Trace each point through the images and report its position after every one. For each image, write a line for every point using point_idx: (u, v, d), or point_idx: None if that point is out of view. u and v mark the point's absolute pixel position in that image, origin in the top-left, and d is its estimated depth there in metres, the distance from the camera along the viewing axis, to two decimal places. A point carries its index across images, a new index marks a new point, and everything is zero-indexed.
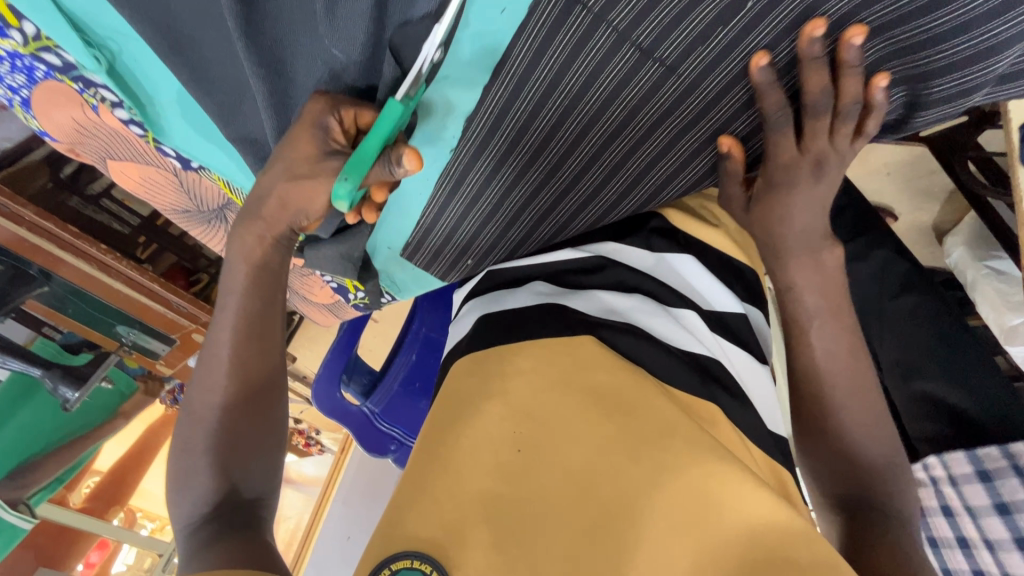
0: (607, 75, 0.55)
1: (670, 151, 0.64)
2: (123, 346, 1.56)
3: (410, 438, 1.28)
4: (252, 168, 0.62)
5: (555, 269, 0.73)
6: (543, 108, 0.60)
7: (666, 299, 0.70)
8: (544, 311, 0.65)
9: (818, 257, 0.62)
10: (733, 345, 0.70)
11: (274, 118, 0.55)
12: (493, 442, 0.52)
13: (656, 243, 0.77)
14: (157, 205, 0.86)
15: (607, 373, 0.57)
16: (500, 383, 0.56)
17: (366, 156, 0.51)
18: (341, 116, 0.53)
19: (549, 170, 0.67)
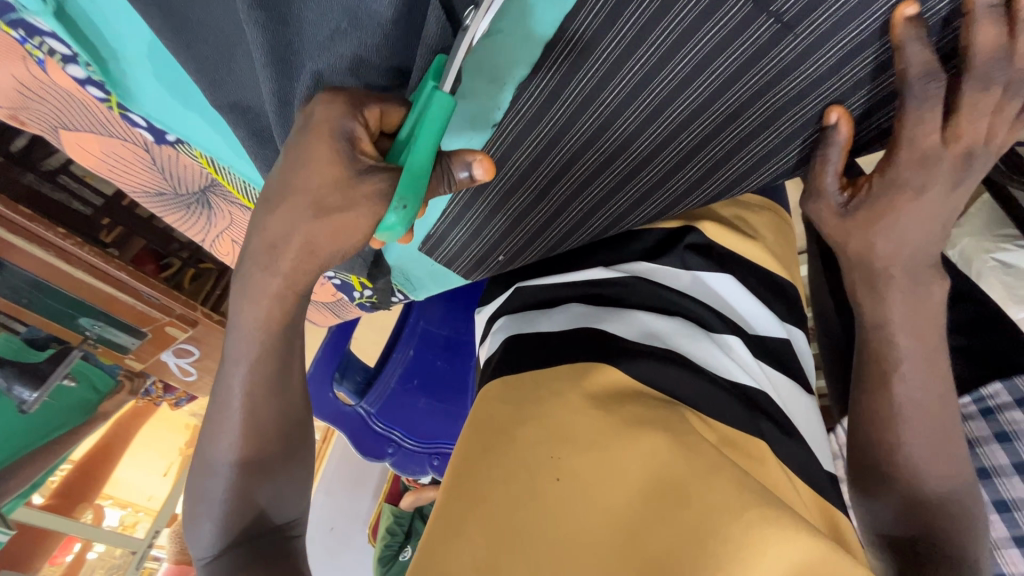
0: (694, 41, 0.46)
1: (755, 141, 0.53)
2: (88, 339, 1.40)
3: (409, 439, 1.19)
4: (245, 144, 0.50)
5: (580, 288, 0.63)
6: (609, 82, 0.50)
7: (705, 323, 0.59)
8: (575, 335, 0.55)
9: (924, 288, 0.52)
10: (776, 372, 0.60)
11: (276, 79, 0.44)
12: (532, 469, 0.42)
13: (689, 259, 0.66)
14: (124, 186, 0.73)
15: (647, 407, 0.47)
16: (537, 411, 0.47)
17: (421, 172, 0.43)
18: (365, 118, 0.43)
19: (605, 157, 0.57)
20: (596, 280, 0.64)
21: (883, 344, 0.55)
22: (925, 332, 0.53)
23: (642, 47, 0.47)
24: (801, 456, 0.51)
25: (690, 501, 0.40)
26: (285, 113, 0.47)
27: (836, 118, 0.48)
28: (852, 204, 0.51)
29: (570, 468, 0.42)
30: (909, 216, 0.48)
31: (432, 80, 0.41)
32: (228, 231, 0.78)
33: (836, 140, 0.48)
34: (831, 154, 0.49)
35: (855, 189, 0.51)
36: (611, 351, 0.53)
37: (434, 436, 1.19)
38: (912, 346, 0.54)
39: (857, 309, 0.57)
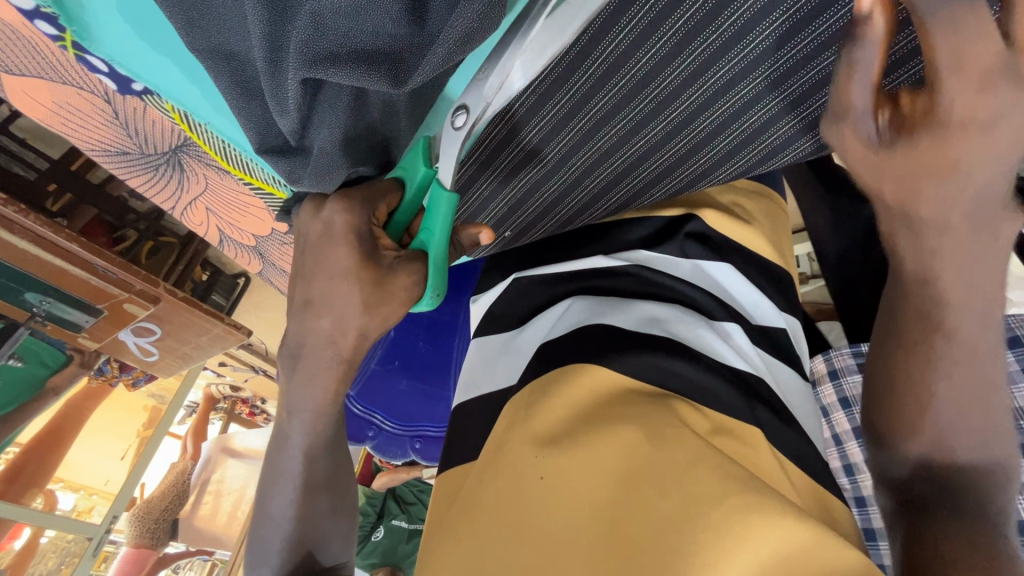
0: (733, 8, 0.44)
1: (787, 114, 0.52)
2: (36, 316, 1.30)
3: (389, 421, 1.13)
4: (226, 95, 0.43)
5: (574, 282, 0.57)
6: (640, 48, 0.48)
7: (701, 311, 0.51)
8: (566, 341, 0.48)
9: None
10: (773, 357, 0.52)
11: (269, 21, 0.38)
12: (514, 467, 0.39)
13: (690, 248, 0.57)
14: (82, 142, 0.65)
15: (636, 405, 0.40)
16: (525, 421, 0.41)
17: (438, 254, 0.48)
18: (375, 217, 0.48)
19: (627, 129, 0.56)
20: (589, 272, 0.57)
21: None
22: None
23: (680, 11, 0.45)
24: (807, 452, 0.45)
25: (669, 492, 0.34)
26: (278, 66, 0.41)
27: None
28: (899, 129, 0.30)
29: (555, 464, 0.37)
30: (979, 172, 0.30)
31: (424, 165, 0.47)
32: (203, 198, 0.70)
33: (869, 35, 0.28)
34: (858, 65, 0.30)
35: (898, 109, 0.30)
36: (601, 347, 0.46)
37: (414, 418, 1.12)
38: None
39: None
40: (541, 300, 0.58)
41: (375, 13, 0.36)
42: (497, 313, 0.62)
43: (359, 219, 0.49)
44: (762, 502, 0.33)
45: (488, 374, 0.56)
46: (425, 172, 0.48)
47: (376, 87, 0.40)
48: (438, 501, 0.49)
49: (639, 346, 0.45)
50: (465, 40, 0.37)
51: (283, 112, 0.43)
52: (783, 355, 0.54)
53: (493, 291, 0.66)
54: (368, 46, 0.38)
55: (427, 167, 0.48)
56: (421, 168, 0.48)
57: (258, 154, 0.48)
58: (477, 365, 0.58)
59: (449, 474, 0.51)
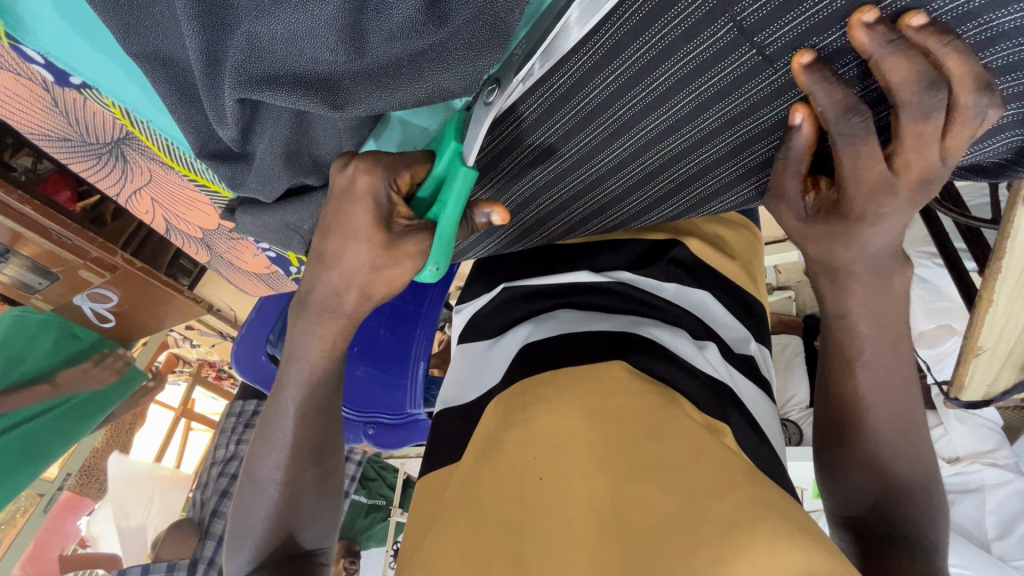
0: (659, 73, 0.40)
1: (714, 171, 0.49)
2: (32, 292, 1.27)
3: (349, 408, 1.12)
4: (166, 101, 0.43)
5: (573, 291, 0.58)
6: (567, 102, 0.44)
7: (687, 326, 0.55)
8: (551, 348, 0.49)
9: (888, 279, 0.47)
10: (745, 379, 0.55)
11: (203, 36, 0.37)
12: (514, 465, 0.38)
13: (671, 270, 0.59)
14: (22, 125, 0.63)
15: (629, 396, 0.41)
16: (521, 423, 0.40)
17: (448, 233, 0.44)
18: (397, 187, 0.44)
19: (556, 174, 0.53)
20: (577, 286, 0.58)
21: (846, 337, 0.50)
22: (890, 323, 0.49)
23: (599, 80, 0.42)
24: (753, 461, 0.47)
25: (671, 487, 0.34)
26: (214, 77, 0.40)
27: (801, 118, 0.37)
28: (817, 213, 0.41)
29: (555, 467, 0.37)
30: None
31: (455, 140, 0.42)
32: (148, 189, 0.69)
33: (796, 142, 0.38)
34: (791, 156, 0.39)
35: (819, 196, 0.41)
36: (602, 350, 0.47)
37: (374, 406, 1.11)
38: (878, 344, 0.49)
39: (818, 305, 0.51)
40: (536, 306, 0.58)
41: (310, 44, 0.36)
42: (481, 320, 0.62)
43: (387, 167, 0.43)
44: (723, 490, 0.34)
45: (468, 383, 0.54)
46: (454, 150, 0.43)
47: (312, 108, 0.40)
48: (427, 494, 0.47)
49: (635, 350, 0.47)
50: (418, 95, 0.40)
51: (222, 123, 0.43)
52: (753, 375, 0.56)
53: (476, 301, 0.66)
54: (305, 71, 0.38)
55: (457, 144, 0.43)
56: (450, 145, 0.43)
57: (200, 157, 0.48)
58: (476, 362, 0.57)
59: (423, 484, 0.49)
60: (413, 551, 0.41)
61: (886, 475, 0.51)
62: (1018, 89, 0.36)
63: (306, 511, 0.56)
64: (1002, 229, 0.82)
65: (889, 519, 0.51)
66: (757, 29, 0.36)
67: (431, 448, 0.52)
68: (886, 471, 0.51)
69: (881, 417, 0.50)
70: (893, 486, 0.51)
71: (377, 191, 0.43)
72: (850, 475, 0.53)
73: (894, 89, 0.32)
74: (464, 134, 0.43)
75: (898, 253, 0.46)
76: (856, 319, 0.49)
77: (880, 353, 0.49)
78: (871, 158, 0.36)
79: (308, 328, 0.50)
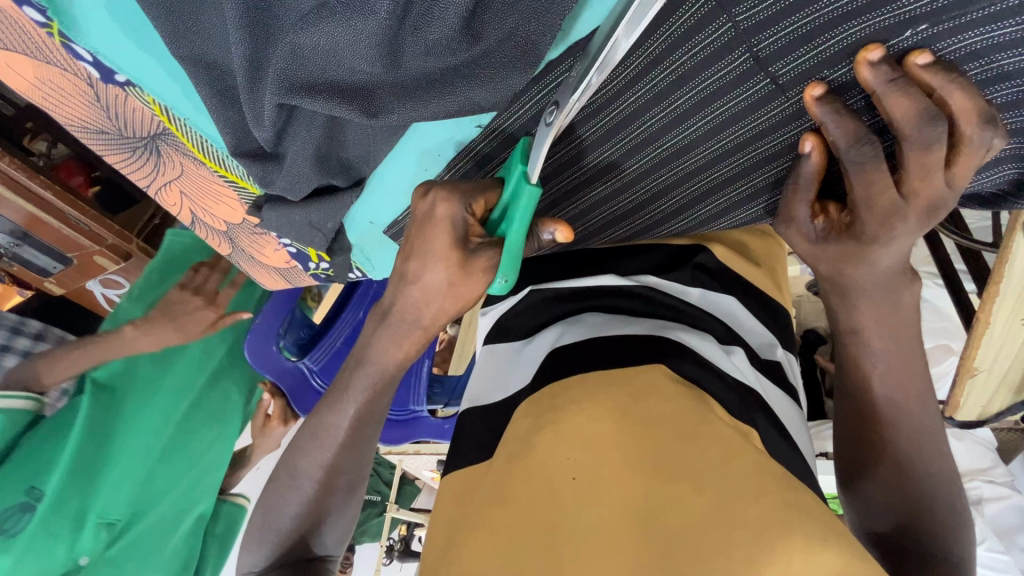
0: (678, 96, 0.42)
1: (728, 188, 0.50)
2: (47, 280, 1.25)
3: None
4: (208, 103, 0.46)
5: (601, 296, 0.60)
6: (584, 124, 0.46)
7: (717, 331, 0.57)
8: (582, 350, 0.51)
9: (894, 295, 0.49)
10: (774, 386, 0.57)
11: (249, 44, 0.39)
12: (548, 470, 0.40)
13: (697, 276, 0.62)
14: (62, 118, 0.65)
15: (650, 400, 0.43)
16: (551, 427, 0.43)
17: (514, 245, 0.45)
18: (473, 209, 0.46)
19: (577, 182, 0.54)
20: (604, 290, 0.60)
21: (855, 349, 0.52)
22: (896, 337, 0.51)
23: (626, 96, 0.43)
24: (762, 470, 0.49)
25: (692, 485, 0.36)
26: (255, 80, 0.42)
27: (811, 146, 0.39)
28: (827, 236, 0.43)
29: (589, 468, 0.39)
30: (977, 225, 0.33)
31: (521, 163, 0.45)
32: (178, 182, 0.71)
33: (806, 168, 0.40)
34: (801, 181, 0.41)
35: (829, 220, 0.43)
36: (637, 354, 0.49)
37: None
38: (883, 359, 0.51)
39: (828, 318, 0.54)
40: (564, 308, 0.60)
41: (351, 54, 0.38)
42: (508, 322, 0.64)
43: (463, 194, 0.46)
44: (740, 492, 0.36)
45: (497, 383, 0.56)
46: (521, 171, 0.45)
47: (348, 115, 0.43)
48: (454, 491, 0.48)
49: (664, 352, 0.49)
50: (447, 106, 0.42)
51: (259, 124, 0.45)
52: (780, 383, 0.59)
53: (503, 303, 0.68)
54: (343, 79, 0.41)
55: (522, 166, 0.45)
56: (516, 168, 0.45)
57: (233, 155, 0.50)
58: (508, 362, 0.59)
59: (451, 482, 0.50)
60: (443, 547, 0.42)
61: (908, 488, 0.51)
62: (1020, 124, 0.38)
63: (341, 509, 0.57)
64: (999, 252, 0.84)
65: (913, 537, 0.50)
66: (772, 60, 0.38)
67: (454, 446, 0.54)
68: (910, 486, 0.51)
69: (893, 431, 0.52)
70: (912, 496, 0.51)
71: (448, 211, 0.46)
72: (869, 484, 0.53)
73: (897, 124, 0.34)
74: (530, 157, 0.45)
75: (903, 271, 0.48)
76: (865, 333, 0.51)
77: (887, 368, 0.51)
78: (882, 185, 0.37)
79: (383, 332, 0.53)
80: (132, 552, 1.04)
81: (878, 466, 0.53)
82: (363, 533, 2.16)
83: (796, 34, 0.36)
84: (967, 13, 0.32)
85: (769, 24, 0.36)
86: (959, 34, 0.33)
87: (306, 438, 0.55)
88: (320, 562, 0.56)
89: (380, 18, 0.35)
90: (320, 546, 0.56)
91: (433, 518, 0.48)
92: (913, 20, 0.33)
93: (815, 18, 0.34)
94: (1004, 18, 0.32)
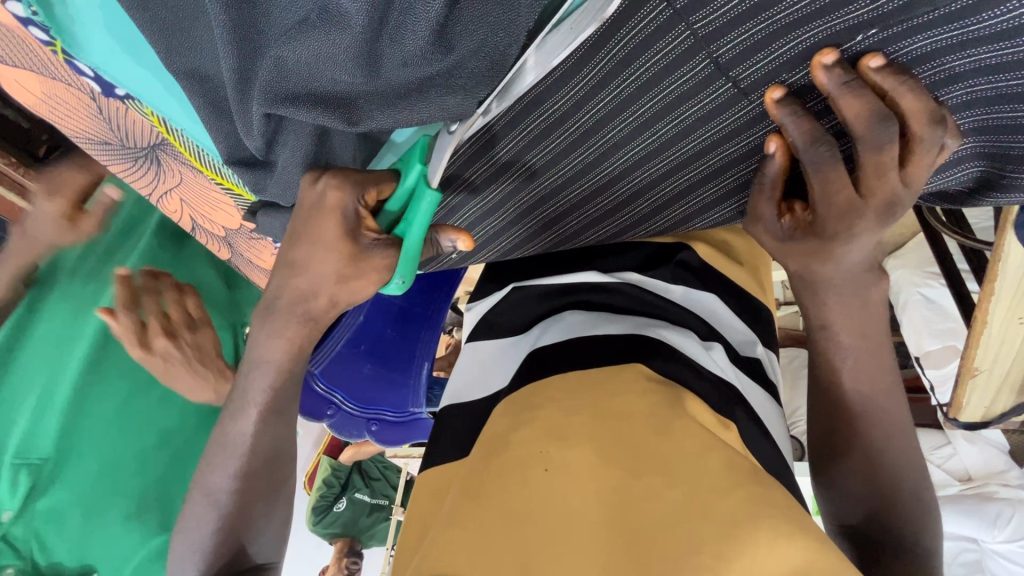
0: (604, 95, 0.44)
1: (700, 190, 0.52)
2: None
3: (353, 402, 1.13)
4: (201, 113, 0.48)
5: (583, 295, 0.61)
6: (524, 120, 0.48)
7: (696, 328, 0.58)
8: (561, 350, 0.52)
9: (864, 292, 0.50)
10: (753, 382, 0.58)
11: (236, 57, 0.41)
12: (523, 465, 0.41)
13: (679, 274, 0.63)
14: (66, 130, 0.69)
15: (621, 399, 0.44)
16: (528, 423, 0.44)
17: (412, 245, 0.48)
18: (364, 199, 0.48)
19: (555, 184, 0.55)
20: (586, 287, 0.61)
21: (829, 346, 0.53)
22: (868, 334, 0.52)
23: (594, 102, 0.45)
24: None
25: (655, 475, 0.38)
26: (244, 90, 0.44)
27: (775, 148, 0.40)
28: (794, 234, 0.44)
29: (559, 460, 0.40)
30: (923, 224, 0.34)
31: (419, 162, 0.47)
32: (179, 190, 0.74)
33: (769, 169, 0.41)
34: (766, 182, 0.42)
35: (794, 219, 0.44)
36: (612, 354, 0.50)
37: (377, 403, 1.14)
38: (855, 355, 0.52)
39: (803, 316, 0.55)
40: (547, 307, 0.61)
41: (330, 66, 0.40)
42: (493, 320, 0.65)
43: (356, 185, 0.47)
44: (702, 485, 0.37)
45: (479, 381, 0.58)
46: (419, 171, 0.47)
47: (330, 123, 0.45)
48: (434, 488, 0.50)
49: (639, 349, 0.51)
50: (423, 115, 0.44)
51: (249, 134, 0.47)
52: (761, 379, 0.60)
53: (489, 300, 0.70)
54: (325, 91, 0.43)
55: (420, 165, 0.47)
56: (413, 166, 0.47)
57: (226, 163, 0.53)
58: (490, 360, 0.60)
59: (428, 477, 0.52)
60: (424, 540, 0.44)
61: (881, 481, 0.53)
62: (975, 124, 0.39)
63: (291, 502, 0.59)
64: (994, 250, 0.84)
65: (883, 526, 0.53)
66: (732, 66, 0.39)
67: (438, 443, 0.56)
68: (883, 478, 0.53)
69: (869, 426, 0.53)
70: (884, 493, 0.53)
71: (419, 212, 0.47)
72: (846, 482, 0.55)
73: (851, 124, 0.36)
74: (428, 156, 0.47)
75: (870, 268, 0.49)
76: (838, 330, 0.52)
77: (859, 363, 0.53)
78: (838, 185, 0.38)
79: (269, 325, 0.54)
80: (90, 494, 0.83)
81: (852, 464, 0.54)
82: (370, 537, 2.19)
83: (754, 42, 0.37)
84: (915, 16, 0.33)
85: (727, 30, 0.37)
86: (914, 35, 0.34)
87: None
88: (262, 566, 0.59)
89: (357, 32, 0.37)
90: (262, 548, 0.59)
91: (412, 512, 0.49)
92: (859, 21, 0.34)
93: (770, 26, 0.36)
94: (955, 20, 0.33)
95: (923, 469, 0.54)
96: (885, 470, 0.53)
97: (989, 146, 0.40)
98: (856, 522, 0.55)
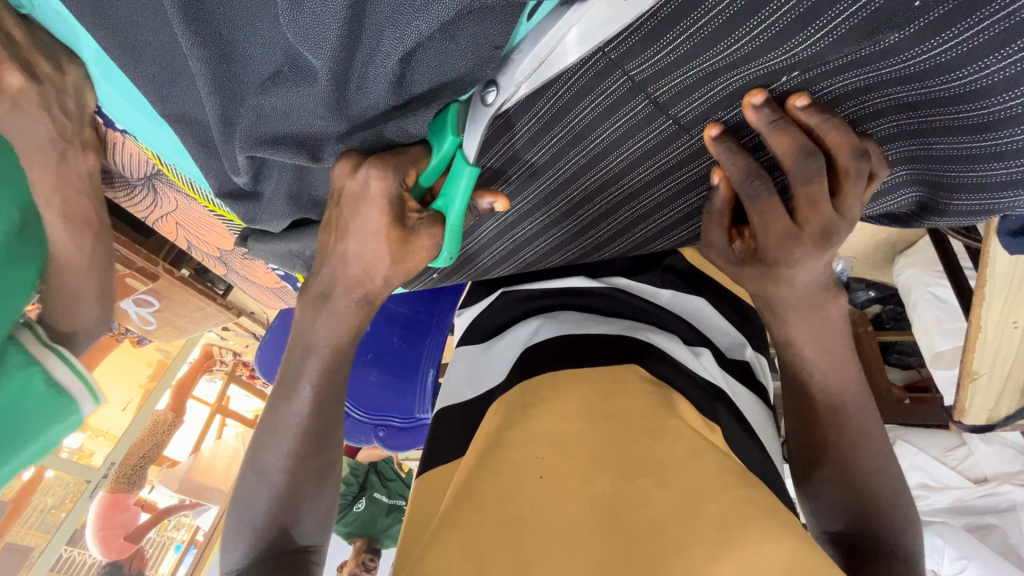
0: (590, 99, 0.44)
1: (661, 211, 0.55)
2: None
3: (360, 406, 1.19)
4: (193, 151, 0.52)
5: (571, 300, 0.63)
6: (522, 116, 0.47)
7: (683, 332, 0.60)
8: (552, 349, 0.54)
9: (825, 306, 0.52)
10: (740, 384, 0.60)
11: (218, 105, 0.45)
12: (514, 467, 0.41)
13: (666, 279, 0.65)
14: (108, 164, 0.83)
15: (604, 401, 0.45)
16: (519, 425, 0.44)
17: (455, 223, 0.48)
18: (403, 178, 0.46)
19: (529, 207, 0.58)
20: (575, 290, 0.63)
21: (796, 357, 0.55)
22: (831, 346, 0.54)
23: (555, 132, 0.48)
24: None
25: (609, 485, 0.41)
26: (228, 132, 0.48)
27: (718, 180, 0.43)
28: (745, 257, 0.46)
29: (553, 465, 0.40)
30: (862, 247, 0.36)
31: (453, 133, 0.44)
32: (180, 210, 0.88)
33: (716, 199, 0.44)
34: (714, 210, 0.45)
35: (744, 243, 0.46)
36: (603, 356, 0.52)
37: (383, 409, 1.18)
38: (820, 365, 0.54)
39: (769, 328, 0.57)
40: (537, 309, 0.63)
41: (308, 115, 0.43)
42: (482, 323, 0.68)
43: (397, 167, 0.45)
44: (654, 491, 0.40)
45: (471, 381, 0.60)
46: (452, 144, 0.44)
47: (299, 161, 0.48)
48: (423, 498, 0.50)
49: (629, 351, 0.53)
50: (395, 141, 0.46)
51: (237, 172, 0.51)
52: (744, 382, 0.61)
53: (477, 305, 0.73)
54: (300, 132, 0.46)
55: (454, 136, 0.44)
56: (447, 137, 0.44)
57: (220, 197, 0.57)
58: (478, 363, 0.62)
59: (420, 484, 0.53)
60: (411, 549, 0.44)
61: (862, 486, 0.54)
62: (901, 154, 0.44)
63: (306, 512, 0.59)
64: (980, 256, 0.85)
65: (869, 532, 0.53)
66: (671, 105, 0.43)
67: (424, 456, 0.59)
68: (860, 485, 0.54)
69: (841, 432, 0.55)
70: (867, 497, 0.54)
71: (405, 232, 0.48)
72: (829, 488, 0.55)
73: (781, 157, 0.38)
74: (461, 126, 0.44)
75: (827, 284, 0.51)
76: (803, 340, 0.54)
77: (825, 372, 0.54)
78: (774, 213, 0.41)
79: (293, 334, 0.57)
80: None
81: (835, 470, 0.55)
82: (387, 537, 2.21)
83: (687, 84, 0.41)
84: (832, 60, 0.36)
85: (661, 76, 0.41)
86: (833, 77, 0.38)
87: (281, 432, 0.57)
88: (294, 542, 0.57)
89: (324, 84, 0.40)
90: (302, 536, 0.58)
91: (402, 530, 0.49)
92: (769, 64, 0.38)
93: (698, 72, 0.40)
94: (869, 63, 0.36)
95: (900, 472, 0.55)
96: (865, 476, 0.54)
97: (922, 172, 0.44)
98: (844, 528, 0.54)
